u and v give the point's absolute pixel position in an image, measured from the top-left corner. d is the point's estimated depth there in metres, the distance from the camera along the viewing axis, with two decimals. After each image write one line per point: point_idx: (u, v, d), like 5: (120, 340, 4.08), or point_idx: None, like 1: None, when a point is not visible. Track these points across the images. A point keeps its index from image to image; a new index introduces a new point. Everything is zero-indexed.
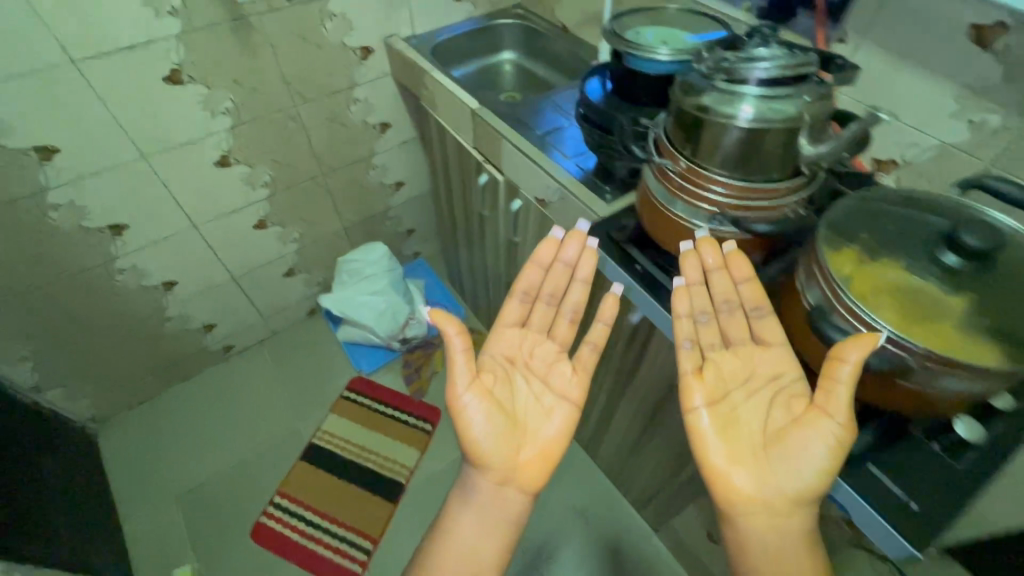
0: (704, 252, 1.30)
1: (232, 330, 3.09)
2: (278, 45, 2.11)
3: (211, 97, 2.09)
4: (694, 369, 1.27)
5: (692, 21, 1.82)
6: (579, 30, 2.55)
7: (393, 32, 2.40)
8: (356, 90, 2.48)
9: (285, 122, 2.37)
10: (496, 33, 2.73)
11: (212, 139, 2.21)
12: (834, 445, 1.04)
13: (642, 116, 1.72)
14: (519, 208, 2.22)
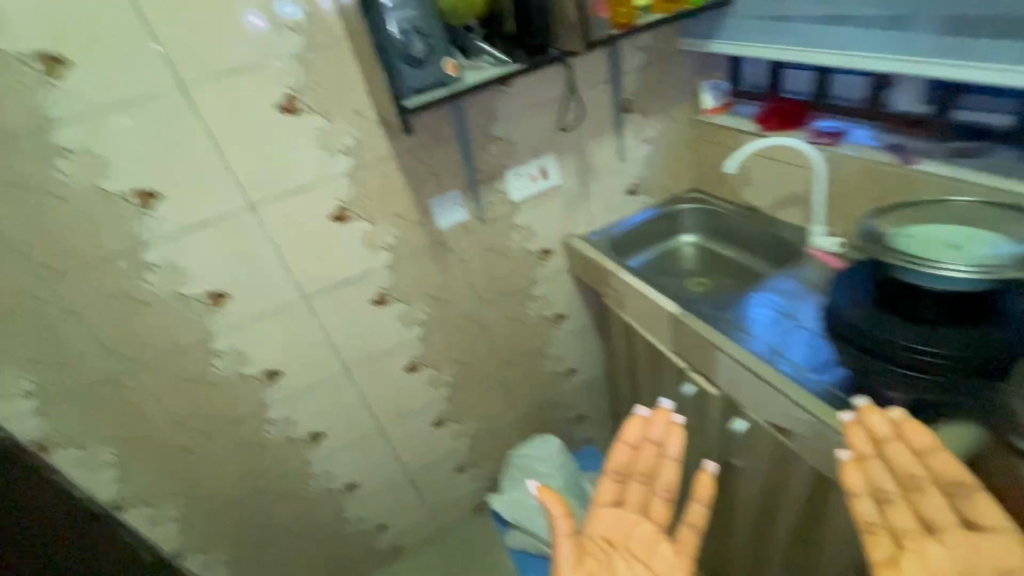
0: (874, 423, 0.85)
1: (412, 530, 2.05)
2: (473, 210, 1.49)
3: (409, 313, 1.55)
4: (886, 563, 0.80)
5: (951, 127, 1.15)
6: (762, 175, 1.52)
7: (569, 232, 1.69)
8: (547, 243, 1.67)
9: (481, 264, 1.59)
10: (684, 220, 1.76)
11: (408, 346, 1.61)
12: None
13: (952, 321, 0.86)
14: (745, 435, 1.17)
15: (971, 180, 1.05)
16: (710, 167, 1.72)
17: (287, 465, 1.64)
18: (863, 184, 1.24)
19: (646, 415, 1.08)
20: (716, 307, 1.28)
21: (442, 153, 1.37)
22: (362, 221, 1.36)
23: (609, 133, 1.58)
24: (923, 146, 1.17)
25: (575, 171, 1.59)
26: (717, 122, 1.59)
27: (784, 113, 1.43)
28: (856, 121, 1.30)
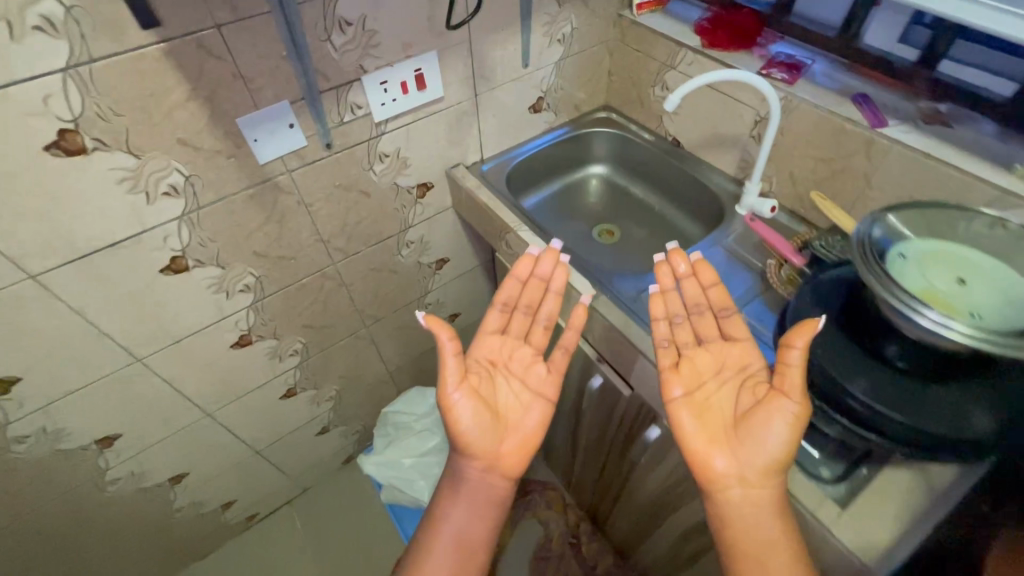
0: (676, 263, 0.93)
1: (268, 497, 1.78)
2: (313, 135, 1.01)
3: (227, 279, 1.10)
4: (671, 368, 0.86)
5: (906, 97, 0.94)
6: (690, 105, 1.24)
7: (455, 160, 1.29)
8: (426, 175, 1.26)
9: (332, 208, 1.14)
10: (591, 146, 1.46)
11: (231, 319, 1.18)
12: (775, 437, 0.74)
13: (902, 367, 0.72)
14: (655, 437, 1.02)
15: (946, 158, 0.86)
16: (632, 83, 1.37)
17: (71, 477, 1.20)
18: (815, 141, 1.02)
19: (536, 255, 1.01)
20: (639, 288, 1.05)
21: (252, 39, 0.84)
22: (117, 154, 0.83)
23: (512, 25, 1.13)
24: (895, 101, 0.95)
25: (464, 79, 1.15)
26: (653, 27, 1.24)
27: (736, 28, 1.12)
28: (821, 55, 1.04)
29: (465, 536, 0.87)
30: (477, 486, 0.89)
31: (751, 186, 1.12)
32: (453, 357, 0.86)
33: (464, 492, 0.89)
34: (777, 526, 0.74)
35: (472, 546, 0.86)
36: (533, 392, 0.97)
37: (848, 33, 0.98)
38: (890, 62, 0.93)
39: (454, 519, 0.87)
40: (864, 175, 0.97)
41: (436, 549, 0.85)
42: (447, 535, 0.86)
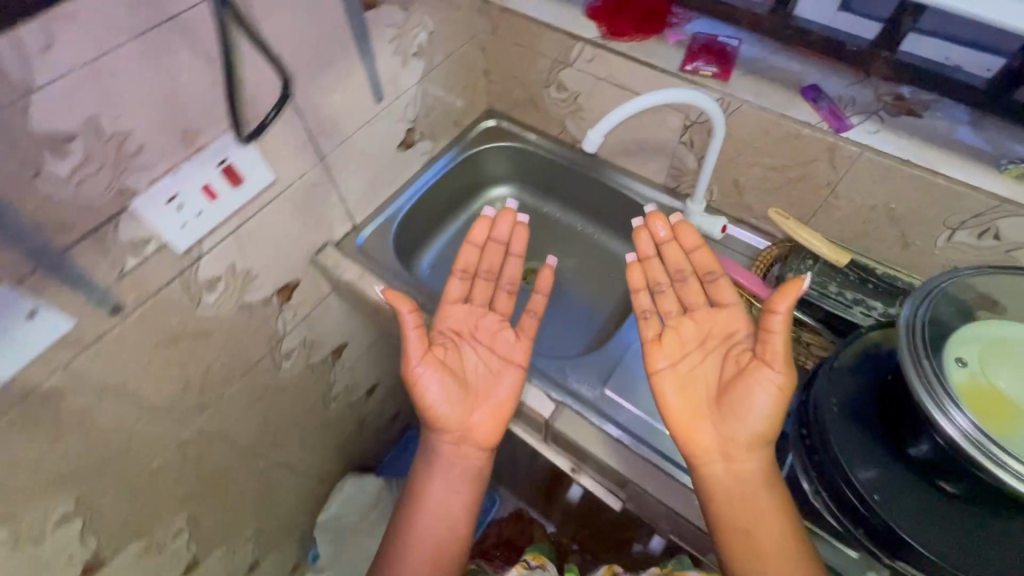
0: (655, 229, 0.82)
1: None
2: (81, 304, 0.64)
3: (22, 527, 0.73)
4: (653, 340, 0.76)
5: (859, 84, 0.77)
6: (598, 107, 0.99)
7: (319, 240, 0.96)
8: (285, 273, 0.92)
9: (158, 371, 0.79)
10: (484, 166, 1.18)
11: (58, 559, 0.81)
12: (761, 401, 0.67)
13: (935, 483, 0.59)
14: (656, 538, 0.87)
15: (927, 165, 0.71)
16: (518, 83, 1.08)
17: None
18: (765, 148, 0.83)
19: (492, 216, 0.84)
20: (607, 374, 0.87)
21: None
22: None
23: (349, 56, 0.79)
24: (849, 90, 0.77)
25: (300, 145, 0.80)
26: (533, 14, 0.94)
27: (642, 11, 0.87)
28: (748, 36, 0.84)
29: (449, 507, 0.72)
30: (454, 461, 0.74)
31: (694, 207, 0.93)
32: (415, 330, 0.72)
33: (442, 473, 0.73)
34: (770, 494, 0.66)
35: (463, 570, 0.71)
36: (503, 359, 0.79)
37: (785, 9, 0.76)
38: (841, 44, 0.74)
39: (432, 505, 0.71)
40: (828, 184, 0.81)
41: (418, 530, 0.70)
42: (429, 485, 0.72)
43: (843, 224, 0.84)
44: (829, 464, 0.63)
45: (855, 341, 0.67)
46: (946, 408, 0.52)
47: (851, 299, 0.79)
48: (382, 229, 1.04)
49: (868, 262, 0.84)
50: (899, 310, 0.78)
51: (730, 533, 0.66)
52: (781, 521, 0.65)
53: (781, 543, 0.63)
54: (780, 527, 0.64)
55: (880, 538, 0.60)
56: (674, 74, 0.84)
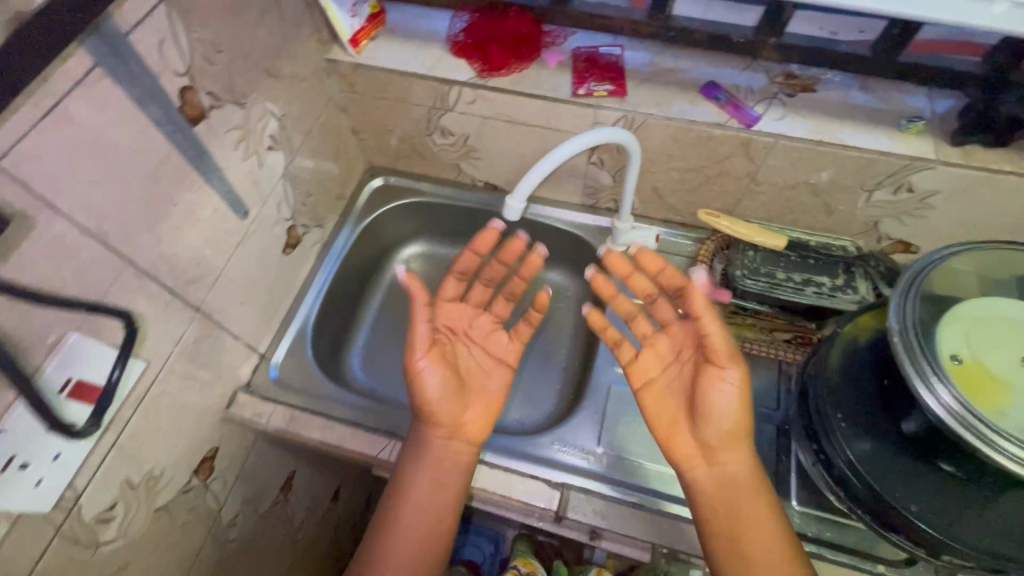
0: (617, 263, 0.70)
1: None
2: None
3: None
4: (630, 360, 0.69)
5: (749, 72, 0.75)
6: (494, 145, 0.90)
7: (225, 390, 0.79)
8: (198, 446, 0.75)
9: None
10: (384, 232, 1.05)
11: None
12: (727, 405, 0.62)
13: (946, 463, 0.54)
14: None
15: (839, 140, 0.70)
16: (395, 136, 0.96)
17: None
18: (679, 153, 0.79)
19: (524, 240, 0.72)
20: (597, 431, 0.80)
21: None
22: None
23: (191, 185, 0.63)
24: (742, 78, 0.75)
25: (165, 309, 0.63)
26: (391, 65, 0.82)
27: (513, 38, 0.78)
28: (628, 42, 0.79)
29: (431, 509, 0.66)
30: (445, 454, 0.67)
31: (623, 225, 0.87)
32: (422, 308, 0.64)
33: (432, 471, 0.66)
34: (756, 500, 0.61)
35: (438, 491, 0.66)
36: (496, 359, 0.73)
37: (664, 12, 0.71)
38: (725, 36, 0.71)
39: (416, 496, 0.65)
40: (747, 174, 0.79)
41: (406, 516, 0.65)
42: (414, 481, 0.66)
43: (768, 205, 0.84)
44: (825, 444, 0.60)
45: (840, 335, 0.64)
46: (932, 386, 0.49)
47: (800, 280, 0.79)
48: (296, 346, 0.88)
49: (801, 236, 0.84)
50: (845, 278, 0.79)
51: (717, 543, 0.61)
52: (764, 519, 0.61)
53: (766, 540, 0.59)
54: (763, 526, 0.60)
55: (883, 516, 0.57)
56: (568, 101, 0.77)
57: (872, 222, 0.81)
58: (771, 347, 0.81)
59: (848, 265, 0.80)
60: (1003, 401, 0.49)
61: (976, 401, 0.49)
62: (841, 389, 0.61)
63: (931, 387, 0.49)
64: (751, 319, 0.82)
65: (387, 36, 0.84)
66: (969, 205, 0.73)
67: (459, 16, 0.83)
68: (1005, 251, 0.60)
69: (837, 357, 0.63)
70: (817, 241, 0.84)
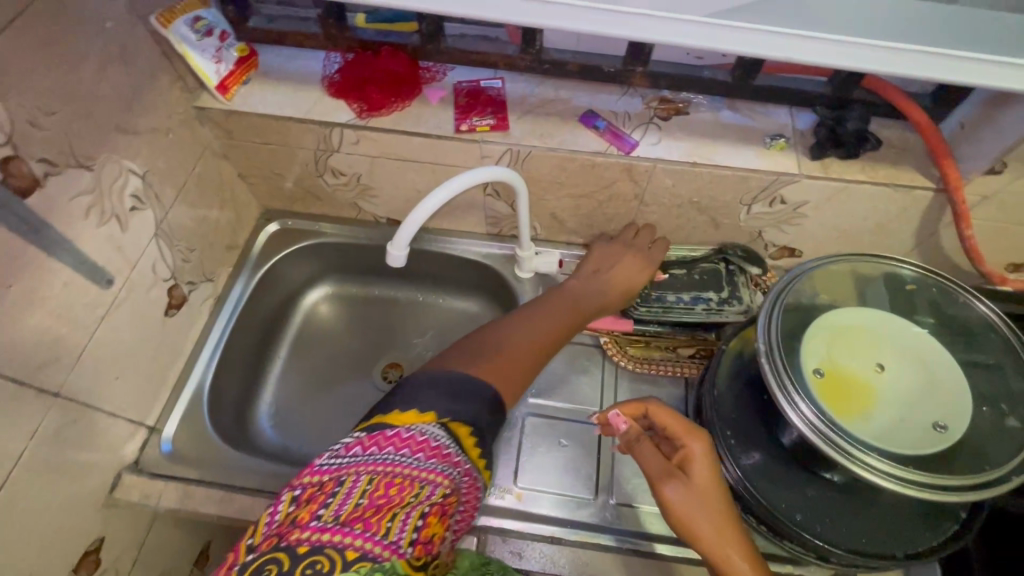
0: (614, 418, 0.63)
1: None
2: None
3: None
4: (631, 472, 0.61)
5: (626, 98, 0.77)
6: (389, 183, 0.88)
7: (105, 475, 0.72)
8: (75, 544, 0.68)
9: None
10: (286, 277, 1.00)
11: None
12: (733, 543, 0.52)
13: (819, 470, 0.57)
14: None
15: (711, 160, 0.73)
16: (285, 179, 0.92)
17: None
18: (568, 181, 0.80)
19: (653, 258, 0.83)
20: (513, 467, 0.78)
21: None
22: None
23: (29, 262, 0.57)
24: (618, 105, 0.77)
25: (9, 403, 0.57)
26: (265, 111, 0.78)
27: (389, 78, 0.76)
28: (507, 74, 0.79)
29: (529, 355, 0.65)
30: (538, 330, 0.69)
31: (524, 254, 0.88)
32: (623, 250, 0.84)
33: (544, 321, 0.71)
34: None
35: (526, 350, 0.65)
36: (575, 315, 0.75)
37: (534, 47, 0.74)
38: (597, 66, 0.75)
39: (498, 343, 0.64)
40: (635, 196, 0.81)
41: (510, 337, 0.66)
42: (515, 340, 0.65)
43: (660, 223, 0.86)
44: None
45: (726, 351, 0.66)
46: (793, 401, 0.51)
47: (689, 301, 0.85)
48: (190, 413, 0.82)
49: (687, 253, 0.88)
50: (729, 291, 0.85)
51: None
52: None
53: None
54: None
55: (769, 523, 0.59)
56: (452, 137, 0.76)
57: (755, 232, 0.85)
58: (676, 368, 0.84)
59: (729, 278, 0.86)
60: (859, 410, 0.52)
61: (833, 411, 0.51)
62: (730, 406, 0.62)
63: (791, 401, 0.51)
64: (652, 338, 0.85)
65: (260, 80, 0.80)
66: (836, 212, 0.78)
67: (332, 56, 0.80)
68: (860, 263, 0.63)
69: (723, 377, 0.64)
70: (705, 254, 0.88)
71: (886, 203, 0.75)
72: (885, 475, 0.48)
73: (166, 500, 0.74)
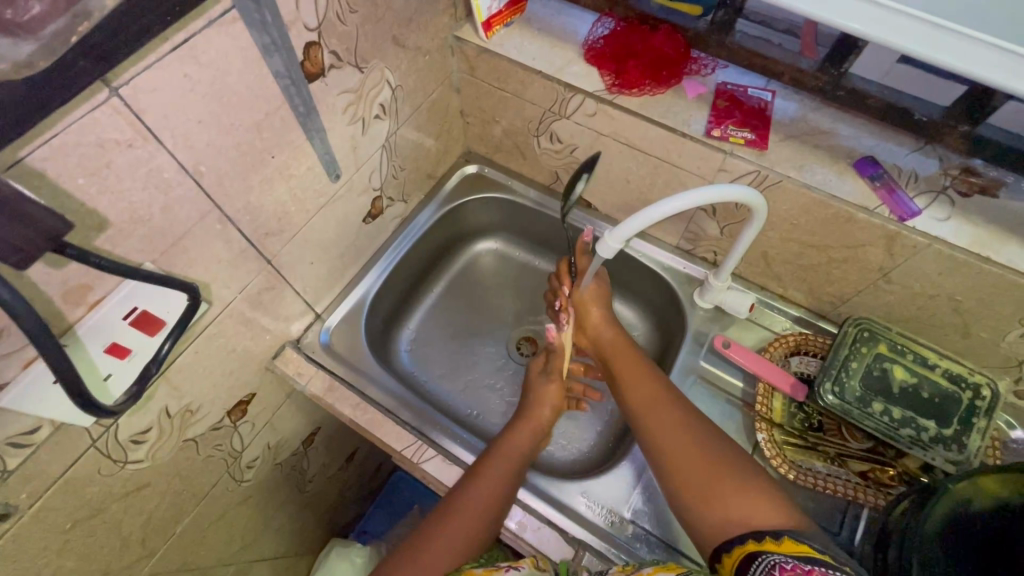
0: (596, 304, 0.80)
1: None
2: None
3: None
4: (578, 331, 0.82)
5: (918, 156, 0.65)
6: (603, 163, 0.83)
7: (275, 342, 0.79)
8: (238, 390, 0.76)
9: (71, 557, 0.63)
10: (464, 219, 1.01)
11: None
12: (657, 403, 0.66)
13: None
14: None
15: (1008, 262, 0.59)
16: (501, 127, 0.92)
17: None
18: (806, 226, 0.70)
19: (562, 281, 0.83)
20: (627, 494, 0.73)
21: None
22: None
23: (292, 140, 0.62)
24: (907, 161, 0.65)
25: (239, 256, 0.63)
26: (519, 58, 0.77)
27: (655, 58, 0.72)
28: (782, 88, 0.70)
29: (479, 512, 0.63)
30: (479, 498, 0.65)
31: (717, 282, 0.80)
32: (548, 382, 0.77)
33: (498, 460, 0.68)
34: (701, 451, 0.60)
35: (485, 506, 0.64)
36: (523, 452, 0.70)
37: (839, 68, 0.64)
38: (907, 110, 0.62)
39: (468, 504, 0.63)
40: (880, 268, 0.68)
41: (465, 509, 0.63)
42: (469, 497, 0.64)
43: (891, 306, 0.73)
44: None
45: (948, 491, 0.53)
46: None
47: (897, 418, 0.68)
48: (351, 314, 0.87)
49: (929, 354, 0.70)
50: (955, 431, 0.66)
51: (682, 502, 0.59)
52: (711, 478, 0.57)
53: (737, 495, 0.55)
54: (713, 478, 0.57)
55: None
56: (698, 140, 0.69)
57: (1015, 359, 0.68)
58: (847, 487, 0.69)
59: (966, 414, 0.67)
60: None
61: None
62: (936, 555, 0.51)
63: None
64: (816, 442, 0.73)
65: (522, 25, 0.79)
66: None
67: (603, 21, 0.77)
68: None
69: (939, 512, 0.53)
70: (946, 370, 0.69)
71: None
72: None
73: (313, 384, 0.81)
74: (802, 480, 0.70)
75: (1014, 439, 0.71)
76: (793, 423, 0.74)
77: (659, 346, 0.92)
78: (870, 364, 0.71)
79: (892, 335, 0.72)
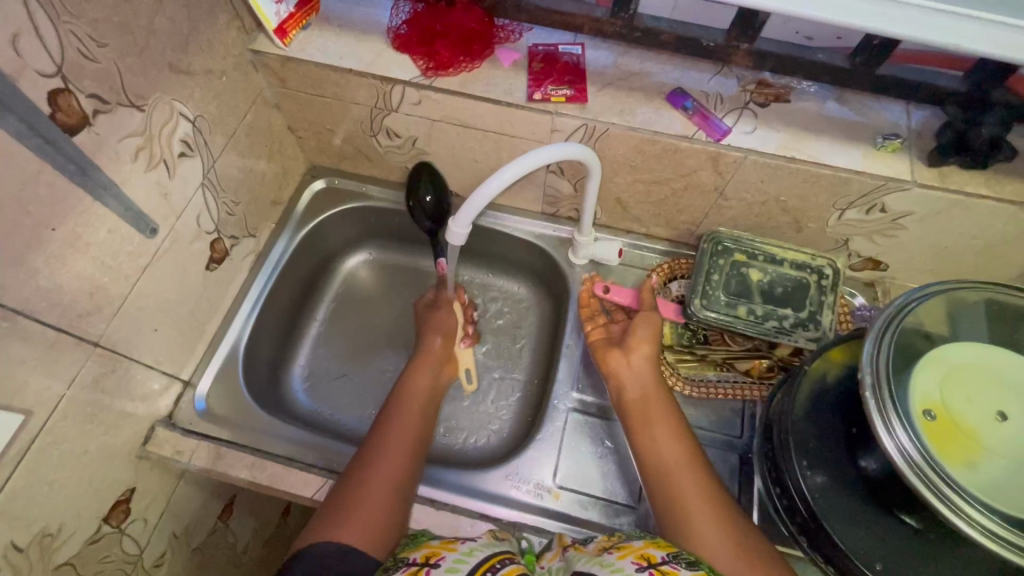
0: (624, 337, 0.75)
1: None
2: None
3: None
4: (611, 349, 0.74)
5: (721, 79, 0.69)
6: (448, 149, 0.82)
7: (141, 426, 0.71)
8: (108, 493, 0.67)
9: None
10: (328, 238, 0.96)
11: None
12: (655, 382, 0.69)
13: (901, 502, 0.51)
14: None
15: (810, 156, 0.65)
16: (338, 136, 0.86)
17: None
18: (643, 164, 0.73)
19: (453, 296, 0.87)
20: (552, 464, 0.74)
21: None
22: None
23: (74, 204, 0.54)
24: (712, 84, 0.69)
25: (48, 349, 0.55)
26: (325, 60, 0.72)
27: (461, 34, 0.71)
28: (589, 41, 0.72)
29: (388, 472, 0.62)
30: (388, 451, 0.64)
31: (584, 238, 0.82)
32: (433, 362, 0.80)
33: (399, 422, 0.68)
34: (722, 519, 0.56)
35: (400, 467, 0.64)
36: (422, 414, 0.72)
37: (627, 11, 0.67)
38: (695, 39, 0.68)
39: (373, 470, 0.62)
40: (714, 188, 0.73)
41: (380, 449, 0.64)
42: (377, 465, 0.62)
43: (735, 220, 0.79)
44: (781, 468, 0.58)
45: (806, 373, 0.59)
46: (891, 427, 0.45)
47: (763, 315, 0.74)
48: (224, 370, 0.80)
49: (775, 251, 0.77)
50: (810, 313, 0.74)
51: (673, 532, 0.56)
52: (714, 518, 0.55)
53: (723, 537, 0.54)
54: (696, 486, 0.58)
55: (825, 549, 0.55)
56: (524, 106, 0.69)
57: (841, 239, 0.77)
58: (738, 388, 0.75)
59: (816, 296, 0.75)
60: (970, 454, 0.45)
61: (941, 454, 0.44)
62: (807, 431, 0.57)
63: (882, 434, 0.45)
64: (705, 354, 0.78)
65: (321, 25, 0.74)
66: (940, 227, 0.69)
67: (401, 5, 0.74)
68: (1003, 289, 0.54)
69: (803, 399, 0.58)
70: (793, 262, 0.77)
71: (1004, 223, 0.66)
72: (1001, 537, 0.42)
73: (198, 458, 0.73)
74: (698, 392, 0.75)
75: (857, 306, 0.81)
76: (682, 341, 0.79)
77: (552, 311, 0.93)
78: (732, 272, 0.76)
79: (745, 243, 0.78)
